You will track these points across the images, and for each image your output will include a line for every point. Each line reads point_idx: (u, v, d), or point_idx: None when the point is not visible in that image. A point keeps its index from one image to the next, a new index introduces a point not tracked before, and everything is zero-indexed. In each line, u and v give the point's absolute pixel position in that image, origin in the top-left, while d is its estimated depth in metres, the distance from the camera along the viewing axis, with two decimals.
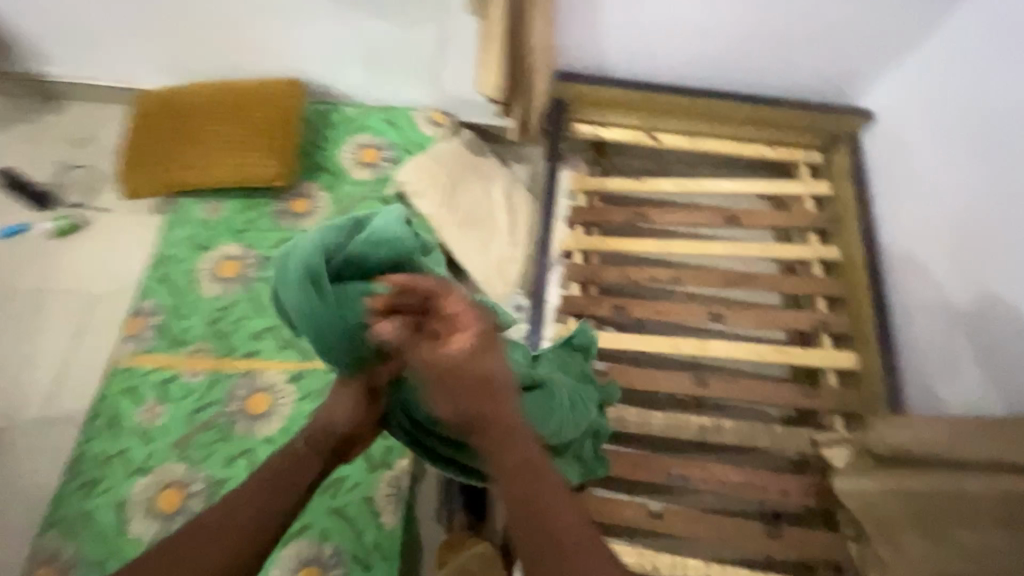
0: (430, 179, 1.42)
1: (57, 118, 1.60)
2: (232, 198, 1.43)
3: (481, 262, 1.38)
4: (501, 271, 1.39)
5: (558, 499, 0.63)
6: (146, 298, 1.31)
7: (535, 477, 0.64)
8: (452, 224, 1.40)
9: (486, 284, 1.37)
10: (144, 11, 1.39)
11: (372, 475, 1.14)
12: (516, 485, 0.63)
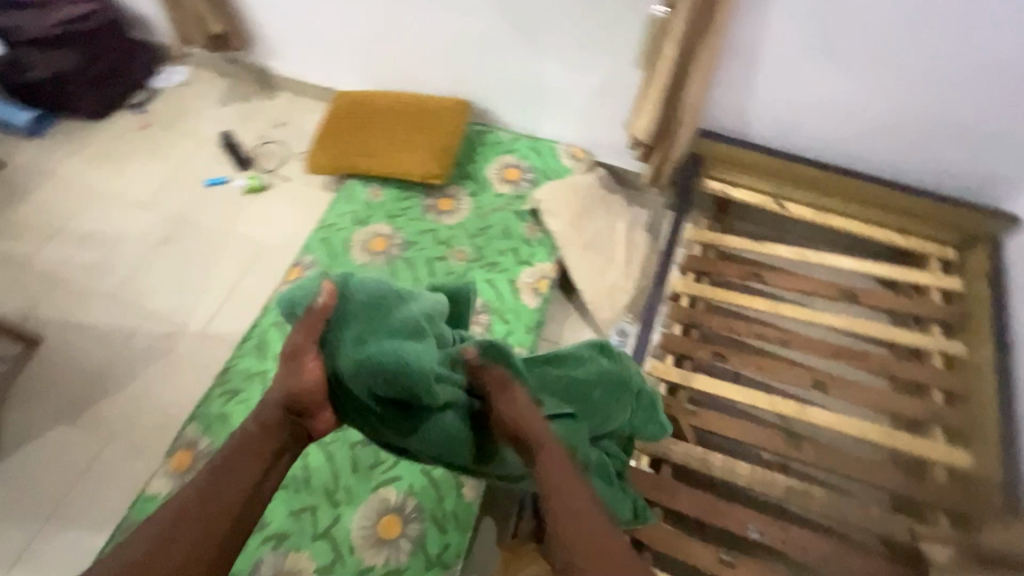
0: (563, 202, 1.55)
1: (268, 103, 1.96)
2: (392, 187, 1.66)
3: (594, 284, 1.49)
4: (610, 296, 1.49)
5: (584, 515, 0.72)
6: (307, 254, 1.54)
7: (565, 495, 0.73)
8: (575, 245, 1.52)
9: (594, 305, 1.47)
10: (363, 29, 1.68)
11: None
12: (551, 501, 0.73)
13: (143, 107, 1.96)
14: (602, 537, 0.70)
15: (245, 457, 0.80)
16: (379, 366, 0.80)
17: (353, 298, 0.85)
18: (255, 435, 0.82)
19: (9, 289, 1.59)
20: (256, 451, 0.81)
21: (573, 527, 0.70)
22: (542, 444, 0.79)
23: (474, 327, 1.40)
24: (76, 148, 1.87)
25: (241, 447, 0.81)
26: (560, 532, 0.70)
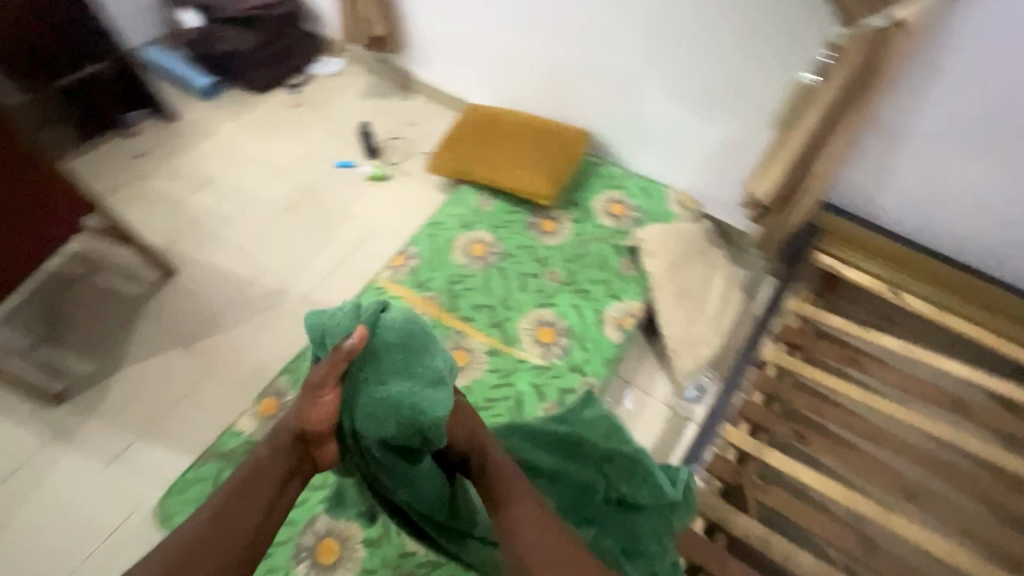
0: (665, 245, 1.55)
1: (405, 104, 2.14)
2: (501, 200, 1.73)
3: (680, 333, 1.46)
4: (694, 349, 1.46)
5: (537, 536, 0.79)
6: (412, 245, 1.62)
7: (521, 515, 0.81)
8: (668, 290, 1.51)
9: (676, 353, 1.45)
10: (506, 52, 1.79)
11: None
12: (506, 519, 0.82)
13: (298, 88, 2.20)
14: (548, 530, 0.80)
15: (252, 488, 0.81)
16: (394, 408, 0.79)
17: (383, 334, 0.82)
18: (261, 464, 0.84)
19: (160, 223, 1.81)
20: (262, 482, 0.82)
21: (524, 524, 0.80)
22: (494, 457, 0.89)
23: (553, 348, 1.42)
24: (237, 114, 2.12)
25: (247, 476, 0.82)
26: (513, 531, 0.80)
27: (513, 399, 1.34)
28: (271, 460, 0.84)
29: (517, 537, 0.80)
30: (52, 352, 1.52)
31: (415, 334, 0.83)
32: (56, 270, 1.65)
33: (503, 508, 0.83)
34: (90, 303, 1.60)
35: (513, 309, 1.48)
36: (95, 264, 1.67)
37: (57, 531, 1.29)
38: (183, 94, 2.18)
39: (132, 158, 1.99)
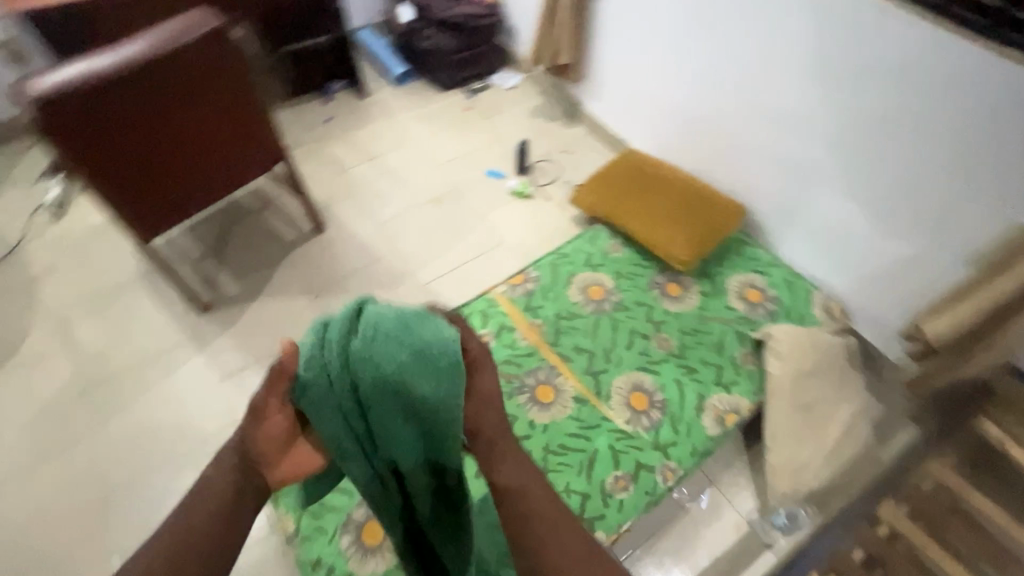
0: (798, 350, 1.40)
1: (567, 131, 2.20)
2: (633, 250, 1.69)
3: (787, 450, 1.30)
4: (798, 471, 1.28)
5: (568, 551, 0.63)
6: (534, 268, 1.63)
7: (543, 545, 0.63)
8: (788, 397, 1.35)
9: (774, 468, 1.29)
10: (684, 108, 1.75)
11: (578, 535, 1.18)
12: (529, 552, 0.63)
13: (475, 94, 2.36)
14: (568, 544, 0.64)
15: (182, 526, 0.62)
16: (412, 426, 0.67)
17: (358, 355, 0.60)
18: (198, 491, 0.64)
19: (325, 183, 2.02)
20: (202, 514, 0.63)
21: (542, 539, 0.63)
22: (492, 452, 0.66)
23: (643, 417, 1.35)
24: (417, 104, 2.32)
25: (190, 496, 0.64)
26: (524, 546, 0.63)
27: (587, 456, 1.29)
28: (209, 485, 0.65)
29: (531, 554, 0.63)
30: (213, 268, 1.75)
31: (411, 355, 0.61)
32: (237, 200, 1.91)
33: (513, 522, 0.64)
34: (253, 236, 1.83)
35: (614, 363, 1.44)
36: (267, 204, 1.90)
37: (166, 422, 1.44)
38: (378, 75, 2.42)
39: (322, 121, 2.24)
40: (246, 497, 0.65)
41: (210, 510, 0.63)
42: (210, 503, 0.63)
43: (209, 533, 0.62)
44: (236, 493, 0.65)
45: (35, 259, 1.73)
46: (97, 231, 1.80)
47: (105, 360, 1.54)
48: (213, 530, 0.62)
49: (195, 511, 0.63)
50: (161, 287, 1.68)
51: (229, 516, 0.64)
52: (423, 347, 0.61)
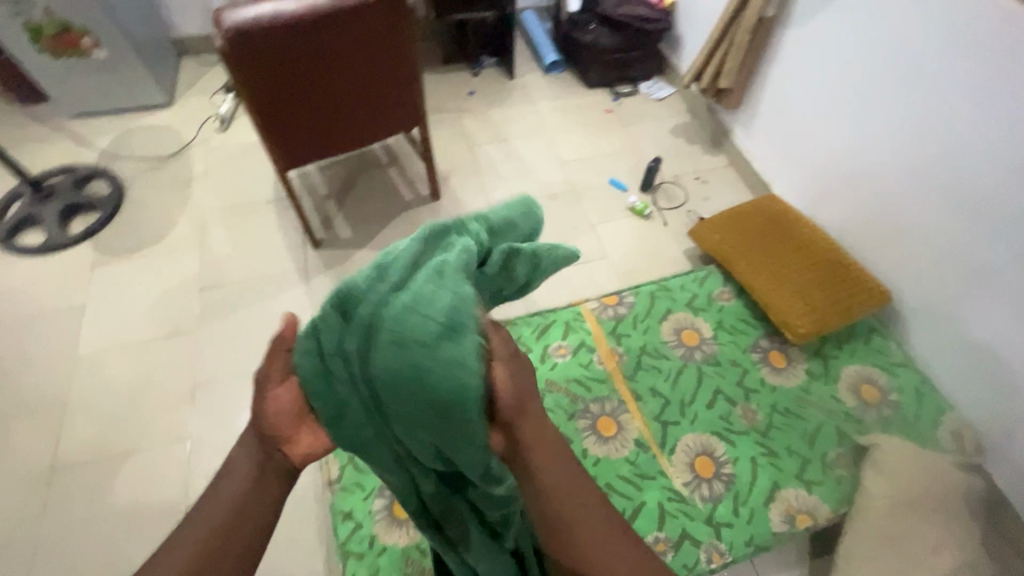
0: (907, 471, 1.20)
1: (706, 158, 2.07)
2: (743, 303, 1.55)
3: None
4: None
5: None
6: (632, 293, 1.56)
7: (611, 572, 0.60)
8: (880, 519, 1.16)
9: None
10: (849, 167, 1.56)
11: None
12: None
13: (620, 97, 2.29)
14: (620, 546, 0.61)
15: (213, 502, 0.62)
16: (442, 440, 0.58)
17: (388, 359, 0.53)
18: (228, 466, 0.64)
19: (453, 153, 2.07)
20: (228, 492, 0.62)
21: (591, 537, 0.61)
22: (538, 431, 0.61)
23: (704, 486, 1.24)
24: (560, 96, 2.29)
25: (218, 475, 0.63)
26: (574, 547, 0.61)
27: (631, 506, 1.22)
28: (234, 463, 0.64)
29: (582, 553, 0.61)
30: (333, 209, 1.86)
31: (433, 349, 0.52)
32: (370, 152, 2.02)
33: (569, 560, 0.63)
34: (375, 189, 1.92)
35: (688, 418, 1.33)
36: (396, 161, 1.99)
37: (259, 338, 1.55)
38: (530, 61, 2.42)
39: (465, 92, 2.28)
40: (270, 475, 0.63)
41: (238, 484, 0.62)
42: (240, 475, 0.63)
43: (236, 508, 0.61)
44: (258, 471, 0.63)
45: (196, 162, 1.95)
46: (249, 151, 1.99)
47: (225, 267, 1.70)
48: (238, 506, 0.61)
49: (225, 489, 0.62)
50: (287, 215, 1.83)
51: (250, 493, 0.62)
52: (449, 356, 0.52)
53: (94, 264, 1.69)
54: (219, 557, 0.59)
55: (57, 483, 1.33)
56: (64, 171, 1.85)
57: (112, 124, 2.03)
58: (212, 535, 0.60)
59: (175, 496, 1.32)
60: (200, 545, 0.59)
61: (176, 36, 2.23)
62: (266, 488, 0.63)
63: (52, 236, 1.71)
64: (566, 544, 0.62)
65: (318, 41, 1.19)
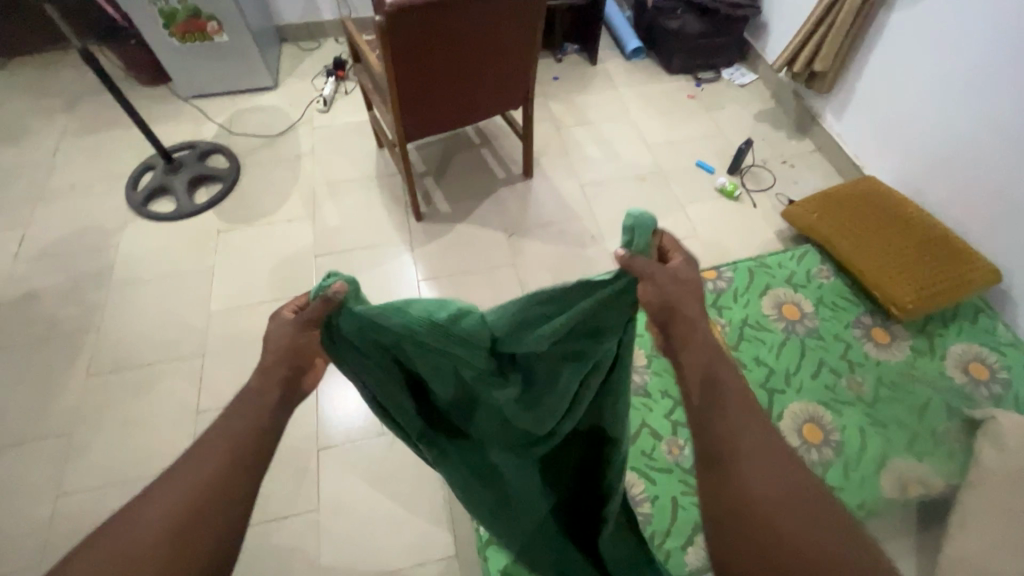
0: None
1: (792, 144, 2.08)
2: (842, 280, 1.57)
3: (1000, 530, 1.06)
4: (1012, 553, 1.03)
5: (785, 477, 0.54)
6: (730, 268, 1.60)
7: (773, 463, 0.54)
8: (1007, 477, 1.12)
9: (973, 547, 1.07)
10: (952, 147, 1.55)
11: (682, 551, 1.14)
12: (750, 463, 0.54)
13: (702, 82, 2.32)
14: (786, 489, 0.53)
15: (230, 425, 0.58)
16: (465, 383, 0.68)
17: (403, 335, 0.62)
18: (247, 395, 0.60)
19: (540, 134, 2.14)
20: (247, 418, 0.59)
21: (753, 466, 0.54)
22: (709, 347, 0.59)
23: (814, 451, 1.28)
24: (641, 81, 2.34)
25: (232, 406, 0.60)
26: (731, 472, 0.54)
27: None
28: (256, 392, 0.61)
29: (742, 466, 0.54)
30: (432, 185, 1.96)
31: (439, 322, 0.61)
32: (462, 133, 2.11)
33: (735, 450, 0.55)
34: (469, 168, 2.01)
35: (793, 387, 1.37)
36: (488, 142, 2.08)
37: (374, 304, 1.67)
38: (611, 50, 2.47)
39: (550, 78, 2.35)
40: (287, 399, 0.62)
41: (258, 412, 0.59)
42: (258, 402, 0.60)
43: (256, 434, 0.58)
44: (280, 403, 0.61)
45: (303, 140, 2.08)
46: (351, 131, 2.11)
47: (337, 237, 1.82)
48: (254, 432, 0.58)
49: (240, 413, 0.59)
50: (390, 190, 1.94)
51: (268, 421, 0.59)
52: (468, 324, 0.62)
53: (218, 231, 1.83)
54: (225, 487, 0.54)
55: (201, 422, 1.46)
56: (188, 146, 2.00)
57: (226, 105, 2.18)
58: (222, 460, 0.55)
59: (307, 442, 1.43)
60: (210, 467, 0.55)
61: (281, 24, 2.38)
62: (279, 420, 0.61)
63: (181, 205, 1.86)
64: (722, 466, 0.55)
65: (454, 22, 1.27)
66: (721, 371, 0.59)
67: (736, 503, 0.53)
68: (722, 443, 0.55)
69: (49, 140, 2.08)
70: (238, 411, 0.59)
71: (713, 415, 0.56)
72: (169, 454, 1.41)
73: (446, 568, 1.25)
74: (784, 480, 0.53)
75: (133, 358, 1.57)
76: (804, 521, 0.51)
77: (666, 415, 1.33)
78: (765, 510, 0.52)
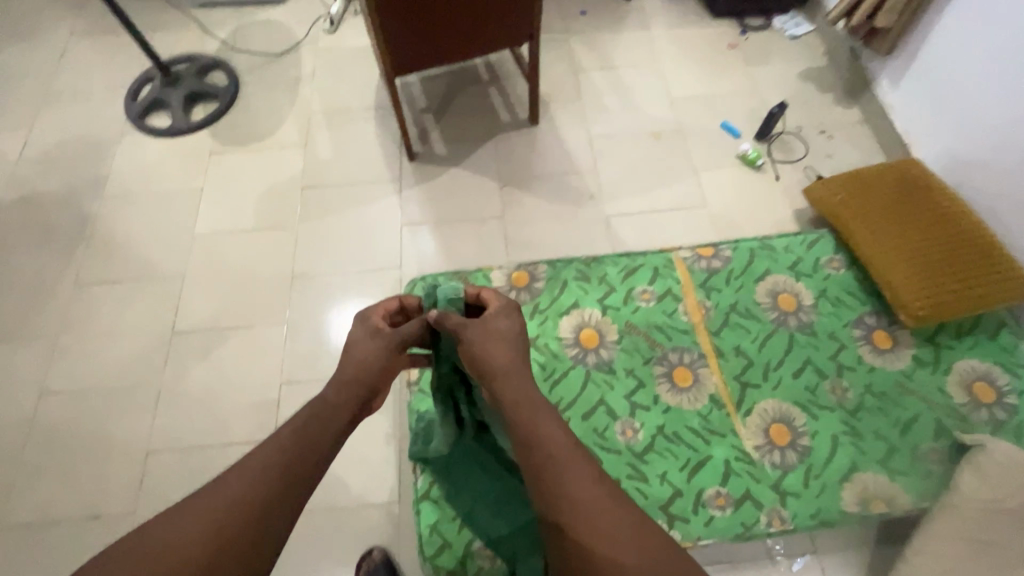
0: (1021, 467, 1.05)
1: (836, 110, 1.84)
2: (853, 274, 1.42)
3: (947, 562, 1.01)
4: None
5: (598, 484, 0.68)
6: (730, 246, 1.46)
7: (586, 473, 0.68)
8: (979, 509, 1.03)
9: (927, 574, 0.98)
10: (1016, 133, 1.33)
11: None
12: (575, 477, 0.68)
13: (747, 30, 2.06)
14: (619, 515, 0.65)
15: (316, 426, 0.73)
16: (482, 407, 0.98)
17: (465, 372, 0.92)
18: (324, 409, 0.75)
19: (555, 75, 1.96)
20: (321, 428, 0.73)
21: (585, 495, 0.66)
22: (527, 390, 0.76)
23: (778, 452, 1.21)
24: (678, 23, 2.09)
25: (320, 410, 0.75)
26: (569, 511, 0.65)
27: (689, 457, 1.20)
28: (336, 403, 0.76)
29: (568, 474, 0.68)
30: (431, 123, 1.85)
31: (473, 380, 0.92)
32: (472, 68, 1.97)
33: (553, 462, 0.69)
34: (473, 107, 1.88)
35: (767, 385, 1.28)
36: (497, 81, 1.93)
37: (355, 244, 1.63)
38: None
39: (577, 12, 2.13)
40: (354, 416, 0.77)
41: (335, 424, 0.75)
42: (340, 414, 0.76)
43: (327, 440, 0.73)
44: (350, 422, 0.77)
45: (305, 62, 1.98)
46: (354, 55, 1.99)
47: (326, 170, 1.76)
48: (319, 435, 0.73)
49: (324, 418, 0.74)
50: (387, 124, 1.84)
51: (340, 434, 0.75)
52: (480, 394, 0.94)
53: (211, 151, 1.80)
54: (297, 473, 0.68)
55: (176, 341, 1.50)
56: (189, 59, 1.95)
57: (231, 17, 2.08)
58: (301, 454, 0.70)
59: (272, 372, 1.45)
60: (290, 457, 0.69)
61: None
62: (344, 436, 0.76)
63: (176, 121, 1.83)
64: (560, 501, 0.66)
65: None
66: (541, 411, 0.74)
67: (565, 510, 0.65)
68: (545, 461, 0.69)
69: (57, 39, 2.05)
70: (325, 415, 0.75)
71: (552, 460, 0.69)
72: (145, 367, 1.47)
73: (388, 512, 1.28)
74: (611, 503, 0.66)
75: (118, 271, 1.60)
76: (631, 539, 0.63)
77: (628, 395, 1.26)
78: (584, 511, 0.65)
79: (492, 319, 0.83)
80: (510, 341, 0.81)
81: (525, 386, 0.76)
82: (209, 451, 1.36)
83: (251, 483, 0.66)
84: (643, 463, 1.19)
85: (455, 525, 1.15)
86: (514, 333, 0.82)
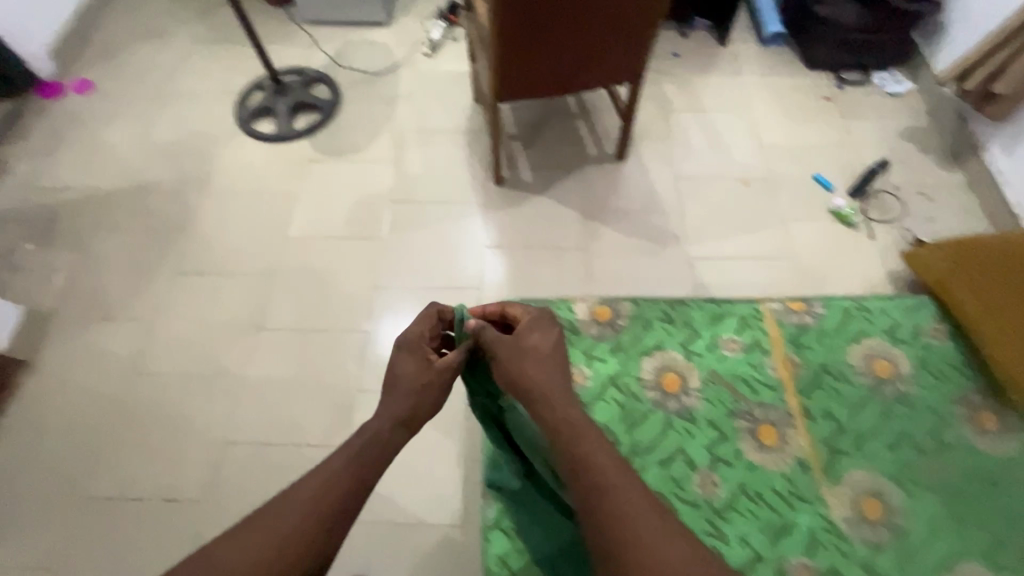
0: None
1: (938, 172, 1.78)
2: (957, 345, 1.35)
3: None
4: None
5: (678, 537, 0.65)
6: (823, 303, 1.41)
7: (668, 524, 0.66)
8: None
9: None
10: None
11: None
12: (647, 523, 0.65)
13: (844, 83, 2.02)
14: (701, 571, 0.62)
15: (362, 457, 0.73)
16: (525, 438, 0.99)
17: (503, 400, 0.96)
18: (374, 438, 0.75)
19: (645, 113, 1.97)
20: (367, 459, 0.73)
21: (660, 547, 0.63)
22: (565, 415, 0.76)
23: (870, 528, 1.13)
24: (771, 71, 2.07)
25: (367, 441, 0.75)
26: (650, 559, 0.62)
27: (771, 521, 1.14)
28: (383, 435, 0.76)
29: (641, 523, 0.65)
30: (518, 150, 1.88)
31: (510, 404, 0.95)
32: (563, 101, 2.00)
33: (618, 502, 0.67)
34: (561, 138, 1.91)
35: (858, 455, 1.21)
36: (586, 114, 1.96)
37: (436, 262, 1.66)
38: (746, 30, 2.19)
39: (668, 53, 2.14)
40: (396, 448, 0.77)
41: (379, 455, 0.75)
42: (385, 446, 0.76)
43: (371, 472, 0.73)
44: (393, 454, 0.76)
45: (403, 82, 2.07)
46: (450, 80, 2.06)
47: (415, 187, 1.81)
48: (335, 519, 0.68)
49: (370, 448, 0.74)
50: (476, 147, 1.89)
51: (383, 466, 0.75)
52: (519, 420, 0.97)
53: (309, 159, 1.89)
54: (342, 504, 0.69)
55: (260, 338, 1.55)
56: (297, 72, 2.07)
57: (338, 35, 2.20)
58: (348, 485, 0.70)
59: (347, 379, 1.48)
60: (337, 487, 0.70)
61: None
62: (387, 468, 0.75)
63: (280, 129, 1.94)
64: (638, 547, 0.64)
65: None
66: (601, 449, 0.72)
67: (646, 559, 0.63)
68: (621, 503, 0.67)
69: (180, 44, 2.22)
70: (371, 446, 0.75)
71: (607, 493, 0.68)
72: (230, 359, 1.52)
73: (450, 535, 1.27)
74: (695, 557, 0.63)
75: (213, 264, 1.68)
76: None
77: (710, 447, 1.22)
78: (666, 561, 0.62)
79: (526, 336, 0.86)
80: (548, 361, 0.83)
81: (565, 412, 0.77)
82: (281, 449, 1.39)
83: (301, 513, 0.67)
84: (723, 520, 1.14)
85: (523, 559, 1.13)
86: (545, 349, 0.84)
